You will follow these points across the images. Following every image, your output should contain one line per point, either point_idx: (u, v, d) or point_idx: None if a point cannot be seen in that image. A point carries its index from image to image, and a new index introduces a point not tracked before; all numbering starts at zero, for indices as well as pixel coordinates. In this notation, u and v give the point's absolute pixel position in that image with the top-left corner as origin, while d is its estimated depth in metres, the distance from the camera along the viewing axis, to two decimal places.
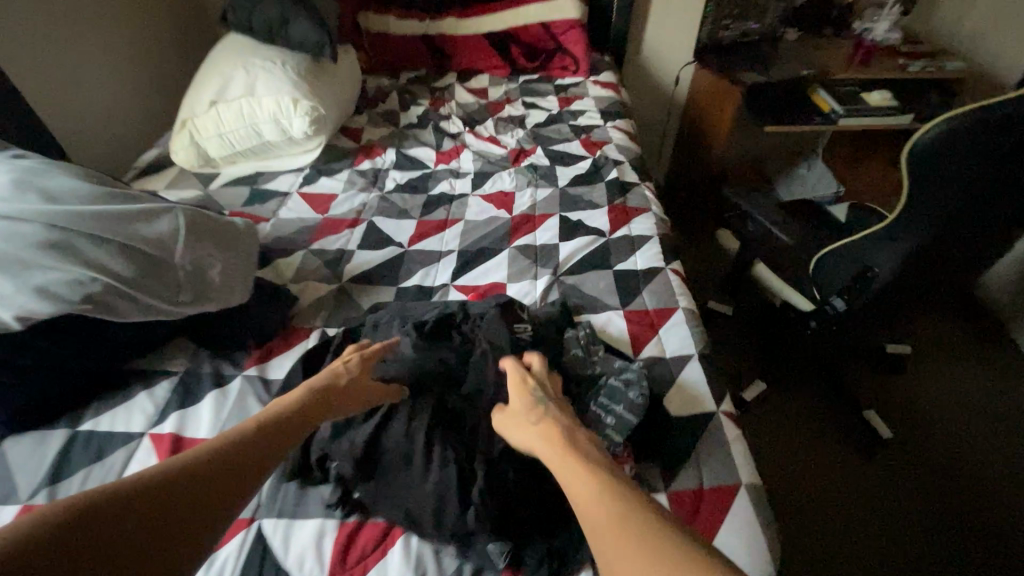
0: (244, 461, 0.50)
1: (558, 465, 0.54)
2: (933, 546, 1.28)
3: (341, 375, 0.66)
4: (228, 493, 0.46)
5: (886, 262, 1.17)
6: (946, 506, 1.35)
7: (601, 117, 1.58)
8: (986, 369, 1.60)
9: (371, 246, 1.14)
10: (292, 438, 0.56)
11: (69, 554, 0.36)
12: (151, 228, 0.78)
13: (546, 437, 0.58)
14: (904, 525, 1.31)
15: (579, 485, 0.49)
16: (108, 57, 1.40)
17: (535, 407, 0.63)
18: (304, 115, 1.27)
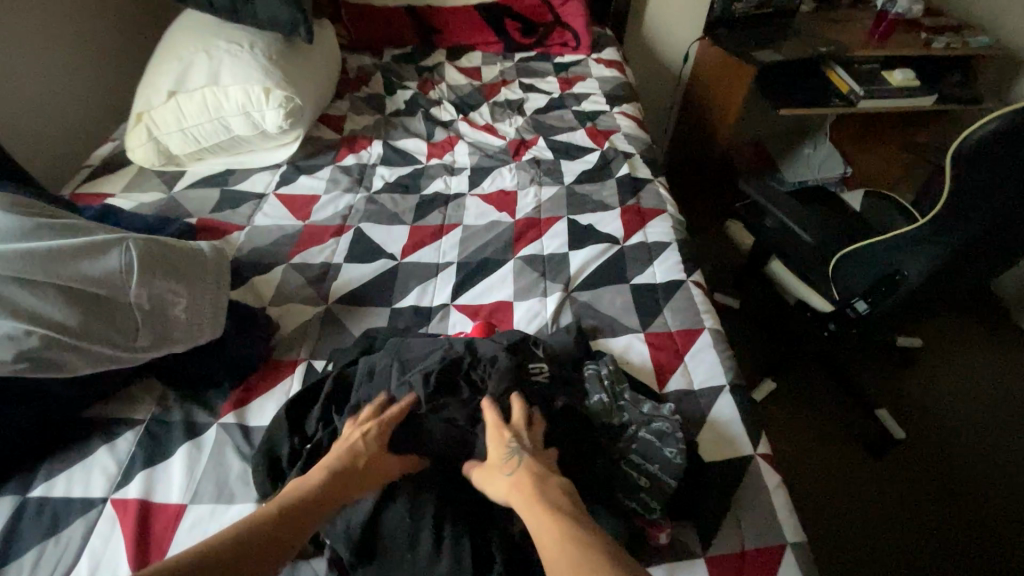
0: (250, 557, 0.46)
1: (535, 529, 0.51)
2: (974, 566, 1.10)
3: (358, 450, 0.60)
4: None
5: (918, 267, 1.03)
6: (981, 515, 1.17)
7: (606, 101, 1.44)
8: (1001, 362, 1.46)
9: (359, 258, 1.02)
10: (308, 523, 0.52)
11: None
12: (97, 265, 0.68)
13: (523, 493, 0.55)
14: (927, 546, 1.13)
15: (557, 561, 0.46)
16: (50, 38, 1.23)
17: (510, 459, 0.59)
18: (278, 107, 1.13)
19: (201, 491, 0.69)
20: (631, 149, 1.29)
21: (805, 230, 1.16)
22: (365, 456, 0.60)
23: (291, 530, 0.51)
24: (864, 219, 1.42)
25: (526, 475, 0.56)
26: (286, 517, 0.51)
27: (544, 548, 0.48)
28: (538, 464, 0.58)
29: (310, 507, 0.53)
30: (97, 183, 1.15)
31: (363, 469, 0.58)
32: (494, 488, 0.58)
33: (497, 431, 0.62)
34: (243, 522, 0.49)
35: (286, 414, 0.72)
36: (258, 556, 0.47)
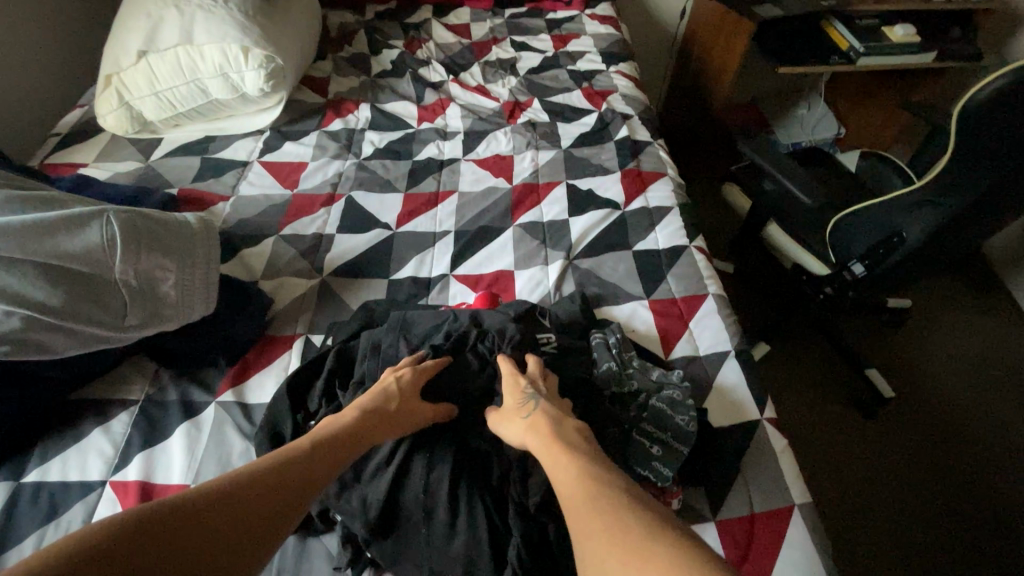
0: (298, 477, 0.48)
1: (551, 467, 0.50)
2: (960, 510, 1.15)
3: (389, 395, 0.61)
4: (276, 520, 0.44)
5: (918, 227, 1.00)
6: (965, 463, 1.22)
7: (603, 60, 1.39)
8: (985, 321, 1.49)
9: (353, 228, 0.98)
10: (345, 457, 0.54)
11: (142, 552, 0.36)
12: (78, 240, 0.64)
13: (539, 434, 0.55)
14: (914, 502, 1.16)
15: (571, 492, 0.45)
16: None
17: (527, 403, 0.59)
18: (258, 68, 1.06)
19: (203, 471, 0.67)
20: (629, 111, 1.24)
21: (804, 193, 1.14)
22: (400, 401, 0.61)
23: (330, 460, 0.52)
24: (861, 181, 1.41)
25: (542, 418, 0.56)
26: (325, 450, 0.52)
27: (561, 485, 0.48)
28: (556, 411, 0.58)
29: (349, 441, 0.55)
30: (67, 153, 1.09)
31: (397, 411, 0.60)
32: (511, 429, 0.59)
33: (513, 378, 0.63)
34: (283, 451, 0.50)
35: (287, 391, 0.70)
36: (306, 477, 0.49)
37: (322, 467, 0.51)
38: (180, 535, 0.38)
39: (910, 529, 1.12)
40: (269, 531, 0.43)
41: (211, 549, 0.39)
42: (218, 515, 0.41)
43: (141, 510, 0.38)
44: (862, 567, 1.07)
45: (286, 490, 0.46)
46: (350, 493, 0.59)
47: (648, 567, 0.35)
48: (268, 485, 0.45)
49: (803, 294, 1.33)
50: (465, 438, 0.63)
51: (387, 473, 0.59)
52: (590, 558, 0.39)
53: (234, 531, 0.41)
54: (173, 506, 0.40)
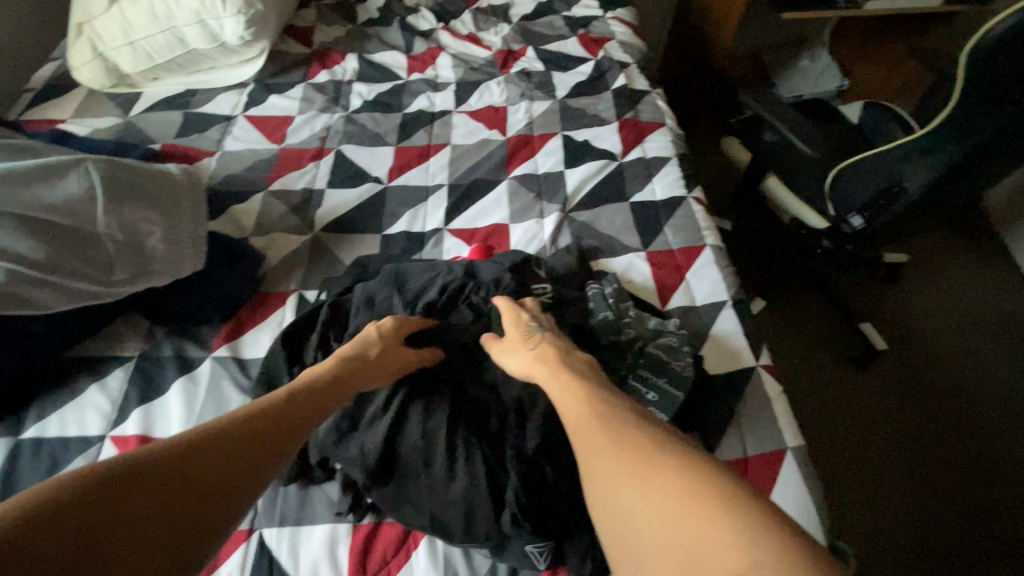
0: (277, 428, 0.48)
1: (556, 395, 0.51)
2: (948, 455, 1.19)
3: (371, 343, 0.61)
4: (255, 468, 0.44)
5: (919, 176, 0.97)
6: (952, 410, 1.25)
7: (599, 5, 1.32)
8: (980, 275, 1.49)
9: (343, 183, 0.96)
10: (323, 410, 0.53)
11: (117, 499, 0.36)
12: (56, 192, 0.62)
13: (546, 364, 0.55)
14: (903, 456, 1.18)
15: (576, 418, 0.47)
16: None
17: (532, 335, 0.60)
18: (237, 14, 1.00)
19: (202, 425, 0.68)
20: (626, 59, 1.19)
21: (808, 145, 1.12)
22: (381, 350, 0.60)
23: (309, 412, 0.51)
24: (862, 132, 1.38)
25: (549, 349, 0.58)
26: (306, 401, 0.52)
27: (565, 405, 0.49)
28: (559, 344, 0.58)
29: (329, 391, 0.55)
30: (43, 109, 1.04)
31: (378, 359, 0.60)
32: (512, 356, 0.60)
33: (513, 309, 0.65)
34: (261, 402, 0.49)
35: (283, 344, 0.70)
36: (288, 426, 0.48)
37: (303, 414, 0.51)
38: (154, 483, 0.38)
39: (900, 473, 1.16)
40: (252, 476, 0.43)
41: (192, 495, 0.39)
42: (197, 463, 0.40)
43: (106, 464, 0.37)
44: (857, 512, 1.11)
45: (266, 439, 0.46)
46: (347, 441, 0.60)
47: (656, 477, 0.38)
48: (245, 433, 0.45)
49: (800, 249, 1.32)
50: (463, 389, 0.63)
51: (383, 422, 0.59)
52: (597, 474, 0.42)
53: (215, 476, 0.41)
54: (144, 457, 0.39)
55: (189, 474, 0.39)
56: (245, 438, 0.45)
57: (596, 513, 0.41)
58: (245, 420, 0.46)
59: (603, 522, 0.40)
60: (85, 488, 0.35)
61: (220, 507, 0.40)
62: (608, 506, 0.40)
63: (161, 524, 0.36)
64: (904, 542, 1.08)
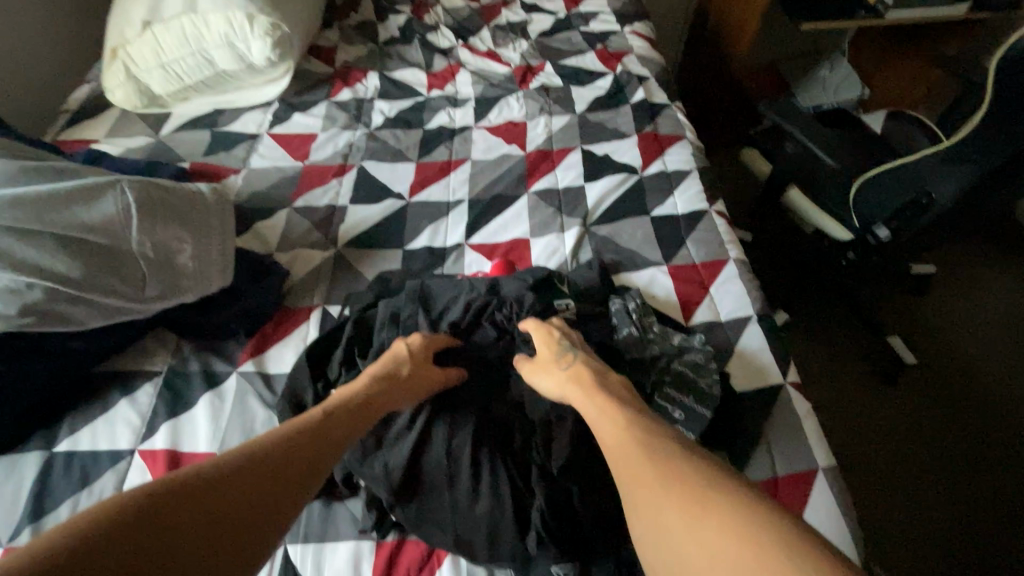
0: (311, 449, 0.48)
1: (594, 418, 0.51)
2: (987, 473, 1.14)
3: (399, 363, 0.61)
4: (290, 490, 0.44)
5: (951, 187, 0.94)
6: (989, 426, 1.21)
7: (616, 20, 1.33)
8: (1013, 287, 1.44)
9: (365, 199, 0.97)
10: (355, 429, 0.53)
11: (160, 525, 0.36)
12: (91, 212, 0.64)
13: (580, 385, 0.55)
14: (939, 475, 1.14)
15: (615, 444, 0.46)
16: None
17: (565, 355, 0.60)
18: (264, 36, 1.03)
19: (228, 440, 0.68)
20: (645, 72, 1.20)
21: (832, 156, 1.10)
22: (410, 368, 0.61)
23: (341, 433, 0.52)
24: (887, 142, 1.35)
25: (582, 369, 0.57)
26: (339, 422, 0.52)
27: (602, 429, 0.49)
28: (594, 365, 0.58)
29: (360, 410, 0.55)
30: (78, 130, 1.09)
31: (407, 377, 0.60)
32: (545, 376, 0.60)
33: (544, 327, 0.65)
34: (296, 424, 0.50)
35: (307, 360, 0.70)
36: (321, 447, 0.49)
37: (335, 436, 0.51)
38: (187, 508, 0.38)
39: (937, 492, 1.12)
40: (283, 499, 0.43)
41: (225, 519, 0.39)
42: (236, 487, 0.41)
43: (141, 491, 0.38)
44: (893, 533, 1.07)
45: (301, 461, 0.46)
46: (372, 458, 0.60)
47: (700, 506, 0.37)
48: (281, 455, 0.46)
49: (824, 261, 1.30)
50: (488, 408, 0.63)
51: (410, 441, 0.59)
52: (640, 503, 0.41)
53: (251, 501, 0.41)
54: (177, 483, 0.39)
55: (220, 498, 0.40)
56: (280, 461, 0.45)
57: (640, 547, 0.40)
58: (281, 442, 0.47)
59: (646, 551, 0.39)
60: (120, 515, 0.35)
61: (253, 529, 0.40)
62: (650, 537, 0.39)
63: (194, 547, 0.36)
64: (943, 568, 1.03)
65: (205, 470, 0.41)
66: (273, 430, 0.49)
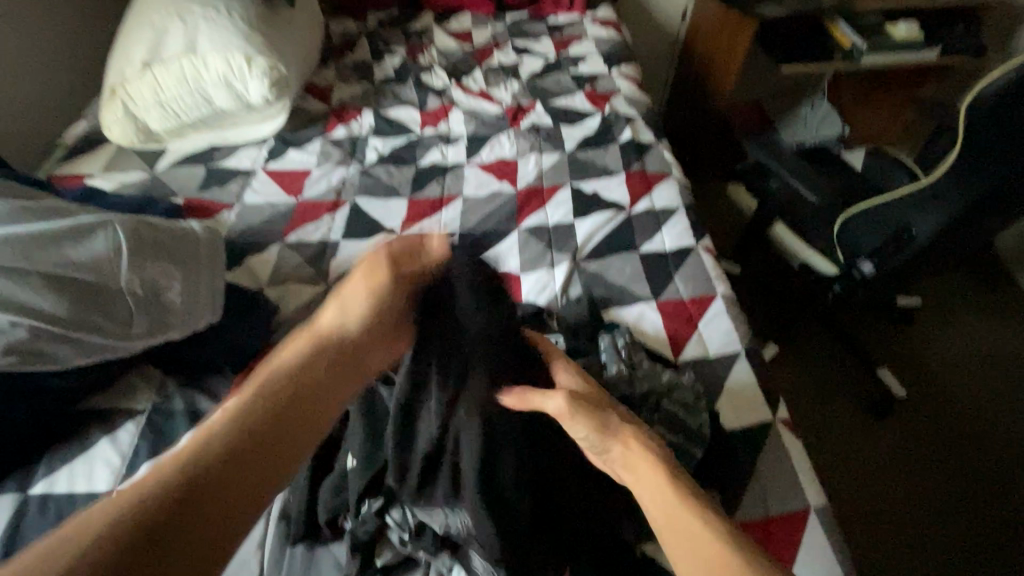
0: (269, 444, 0.46)
1: (678, 525, 0.48)
2: (980, 509, 1.14)
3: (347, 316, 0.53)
4: (247, 498, 0.43)
5: (930, 224, 0.97)
6: (980, 460, 1.21)
7: (604, 62, 1.38)
8: (996, 320, 1.46)
9: (358, 234, 0.98)
10: (323, 402, 0.50)
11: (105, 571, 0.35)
12: (82, 250, 0.64)
13: (662, 476, 0.51)
14: (934, 509, 1.13)
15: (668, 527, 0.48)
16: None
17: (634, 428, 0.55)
18: (262, 76, 1.06)
19: None
20: (632, 112, 1.23)
21: (815, 194, 1.13)
22: (381, 304, 0.52)
23: (307, 414, 0.49)
24: (867, 180, 1.39)
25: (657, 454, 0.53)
26: (304, 398, 0.49)
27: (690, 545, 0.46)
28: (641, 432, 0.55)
29: (329, 376, 0.51)
30: (73, 165, 1.10)
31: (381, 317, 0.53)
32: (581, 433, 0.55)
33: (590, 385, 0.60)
34: (252, 410, 0.46)
35: None
36: (283, 437, 0.47)
37: (298, 421, 0.48)
38: (154, 543, 0.38)
39: (933, 528, 1.11)
40: (237, 515, 0.42)
41: (195, 543, 0.39)
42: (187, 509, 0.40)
43: (95, 539, 0.36)
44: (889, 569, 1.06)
45: (258, 463, 0.44)
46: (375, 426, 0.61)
47: None
48: (235, 459, 0.43)
49: (812, 295, 1.31)
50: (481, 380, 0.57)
51: (419, 428, 0.57)
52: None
53: (204, 522, 0.40)
54: (132, 521, 0.38)
55: (185, 525, 0.39)
56: (235, 466, 0.43)
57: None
58: (234, 441, 0.44)
59: None
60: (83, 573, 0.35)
61: (210, 556, 0.39)
62: None
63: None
64: None
65: (161, 498, 0.39)
66: (224, 421, 0.45)
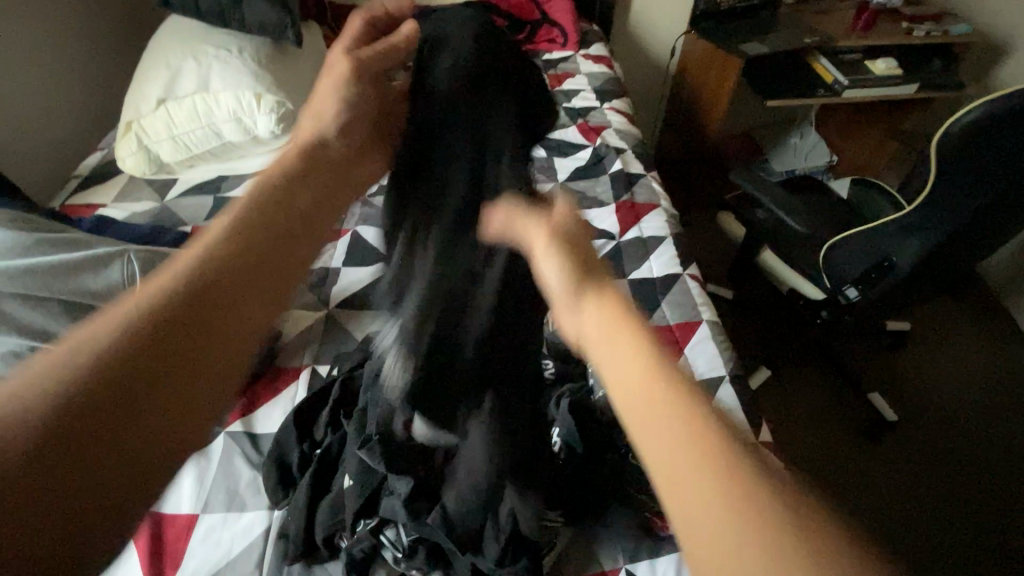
0: (258, 264, 0.37)
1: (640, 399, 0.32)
2: (969, 532, 1.15)
3: (337, 113, 0.48)
4: (239, 326, 0.35)
5: (908, 253, 1.02)
6: (969, 483, 1.22)
7: (597, 97, 1.43)
8: (984, 344, 1.49)
9: (357, 261, 1.02)
10: (321, 219, 0.42)
11: (80, 427, 0.28)
12: (98, 279, 0.68)
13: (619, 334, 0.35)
14: (923, 531, 1.15)
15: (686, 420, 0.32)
16: (20, 50, 1.20)
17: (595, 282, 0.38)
18: (270, 112, 1.12)
19: (212, 502, 0.69)
20: (622, 145, 1.29)
21: (799, 223, 1.17)
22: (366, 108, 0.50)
23: (301, 235, 0.40)
24: (852, 208, 1.44)
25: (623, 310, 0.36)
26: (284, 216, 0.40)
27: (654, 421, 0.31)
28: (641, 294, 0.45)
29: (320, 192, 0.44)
30: (86, 196, 1.15)
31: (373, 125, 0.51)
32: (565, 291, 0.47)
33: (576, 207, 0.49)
34: (225, 233, 0.37)
35: (295, 419, 0.74)
36: (274, 257, 0.38)
37: (295, 242, 0.40)
38: (134, 379, 0.30)
39: (922, 550, 1.12)
40: (231, 345, 0.34)
41: (192, 373, 0.32)
42: (168, 351, 0.32)
43: (66, 383, 0.29)
44: None
45: (250, 291, 0.36)
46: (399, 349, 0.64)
47: None
48: (215, 289, 0.35)
49: (801, 320, 1.35)
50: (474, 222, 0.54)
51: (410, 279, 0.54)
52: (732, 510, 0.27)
53: (194, 356, 0.33)
54: (102, 359, 0.30)
55: (171, 360, 0.32)
56: (214, 295, 0.35)
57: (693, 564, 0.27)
58: (207, 264, 0.35)
59: None
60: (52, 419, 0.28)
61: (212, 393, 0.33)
62: None
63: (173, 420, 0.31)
64: None
65: (129, 333, 0.31)
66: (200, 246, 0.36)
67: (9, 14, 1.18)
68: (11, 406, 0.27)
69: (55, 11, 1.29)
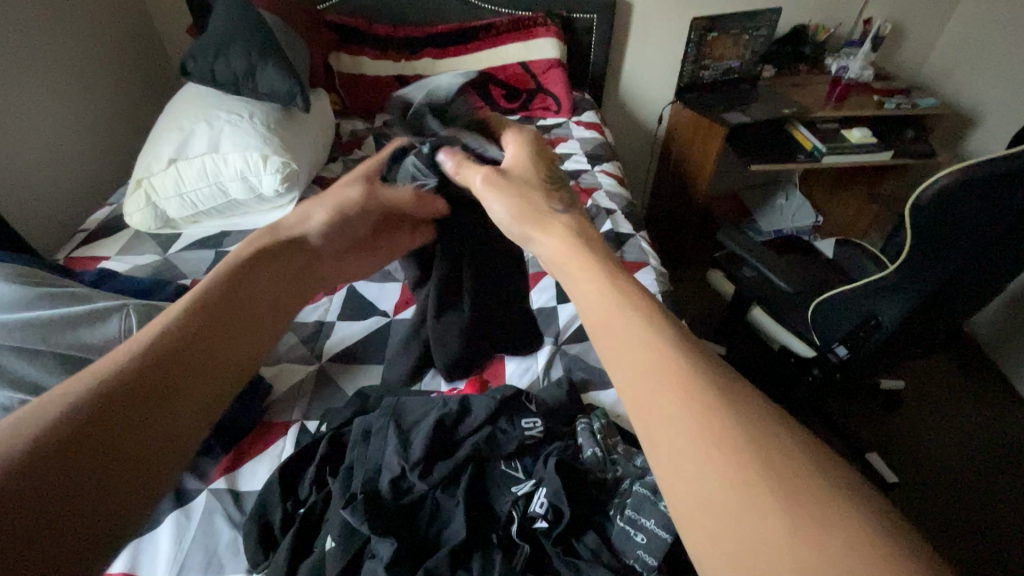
0: (233, 334, 0.49)
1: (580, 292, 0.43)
2: None
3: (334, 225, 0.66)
4: (223, 377, 0.45)
5: (892, 312, 1.04)
6: (978, 550, 1.18)
7: (588, 160, 1.50)
8: (980, 404, 1.48)
9: (352, 315, 1.04)
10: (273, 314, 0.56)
11: (106, 438, 0.35)
12: (96, 331, 0.69)
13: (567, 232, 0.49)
14: None
15: (665, 417, 0.32)
16: (37, 113, 1.27)
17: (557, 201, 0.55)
18: (275, 172, 1.17)
19: (188, 563, 0.67)
20: (612, 205, 1.33)
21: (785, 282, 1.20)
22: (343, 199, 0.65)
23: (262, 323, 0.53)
24: (839, 267, 1.46)
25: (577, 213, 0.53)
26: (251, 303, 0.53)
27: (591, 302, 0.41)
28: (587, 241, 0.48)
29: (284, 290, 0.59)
30: (90, 249, 1.18)
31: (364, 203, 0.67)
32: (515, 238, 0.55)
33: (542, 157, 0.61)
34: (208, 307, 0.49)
35: (279, 478, 0.73)
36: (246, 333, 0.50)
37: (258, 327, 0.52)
38: (147, 409, 0.38)
39: None
40: (216, 390, 0.44)
41: (180, 413, 0.40)
42: (174, 385, 0.41)
43: (94, 405, 0.36)
44: None
45: (228, 352, 0.47)
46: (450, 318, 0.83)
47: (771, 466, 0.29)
48: (205, 346, 0.45)
49: (793, 379, 1.35)
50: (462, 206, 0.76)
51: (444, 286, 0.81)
52: (719, 529, 0.28)
53: (192, 395, 0.42)
54: (85, 413, 0.35)
55: (175, 395, 0.40)
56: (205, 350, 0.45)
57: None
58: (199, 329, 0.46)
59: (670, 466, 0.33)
60: (49, 460, 0.32)
61: (199, 422, 0.41)
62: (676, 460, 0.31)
63: (172, 442, 0.38)
64: None
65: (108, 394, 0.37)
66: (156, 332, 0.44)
67: (31, 80, 1.25)
68: (27, 428, 0.33)
69: (75, 79, 1.38)
